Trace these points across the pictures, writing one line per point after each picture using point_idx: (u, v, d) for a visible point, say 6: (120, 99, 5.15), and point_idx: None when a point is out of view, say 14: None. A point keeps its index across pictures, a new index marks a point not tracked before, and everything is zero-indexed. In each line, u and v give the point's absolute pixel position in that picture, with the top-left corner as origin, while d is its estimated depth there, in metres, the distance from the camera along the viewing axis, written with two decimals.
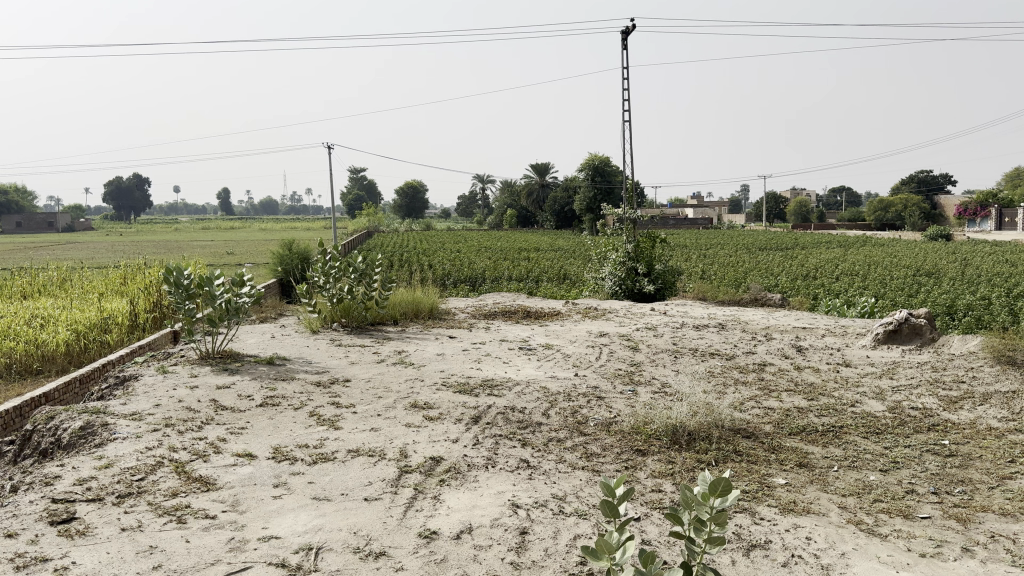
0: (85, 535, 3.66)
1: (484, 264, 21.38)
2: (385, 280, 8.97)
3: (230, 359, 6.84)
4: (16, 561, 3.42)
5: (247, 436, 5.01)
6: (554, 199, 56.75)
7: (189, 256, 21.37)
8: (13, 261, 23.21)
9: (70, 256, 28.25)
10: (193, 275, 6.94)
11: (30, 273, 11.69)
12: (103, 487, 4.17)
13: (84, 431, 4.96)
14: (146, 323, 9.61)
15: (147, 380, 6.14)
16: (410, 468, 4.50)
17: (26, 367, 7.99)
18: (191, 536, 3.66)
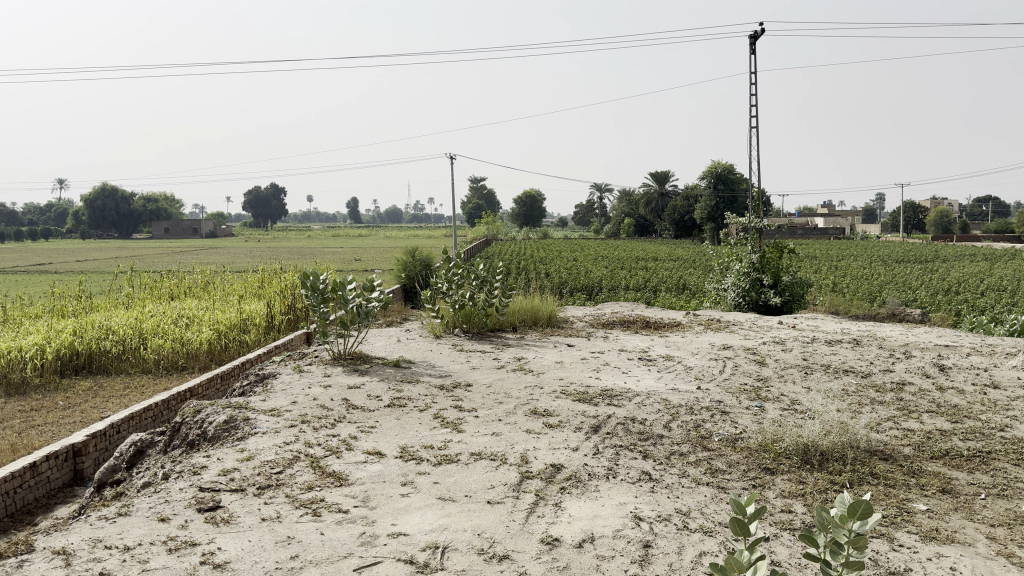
0: (229, 523, 3.89)
1: (602, 273, 21.34)
2: (506, 287, 9.07)
3: (360, 361, 7.10)
4: (168, 543, 3.68)
5: (376, 435, 5.18)
6: (673, 208, 55.88)
7: (320, 263, 22.48)
8: (163, 266, 25.02)
9: (215, 260, 30.38)
10: (328, 280, 7.25)
11: (178, 275, 12.56)
12: (245, 479, 4.41)
13: (228, 425, 5.28)
14: (281, 325, 10.14)
15: (284, 378, 6.47)
16: (531, 473, 4.53)
17: (172, 363, 8.60)
18: (325, 529, 3.82)
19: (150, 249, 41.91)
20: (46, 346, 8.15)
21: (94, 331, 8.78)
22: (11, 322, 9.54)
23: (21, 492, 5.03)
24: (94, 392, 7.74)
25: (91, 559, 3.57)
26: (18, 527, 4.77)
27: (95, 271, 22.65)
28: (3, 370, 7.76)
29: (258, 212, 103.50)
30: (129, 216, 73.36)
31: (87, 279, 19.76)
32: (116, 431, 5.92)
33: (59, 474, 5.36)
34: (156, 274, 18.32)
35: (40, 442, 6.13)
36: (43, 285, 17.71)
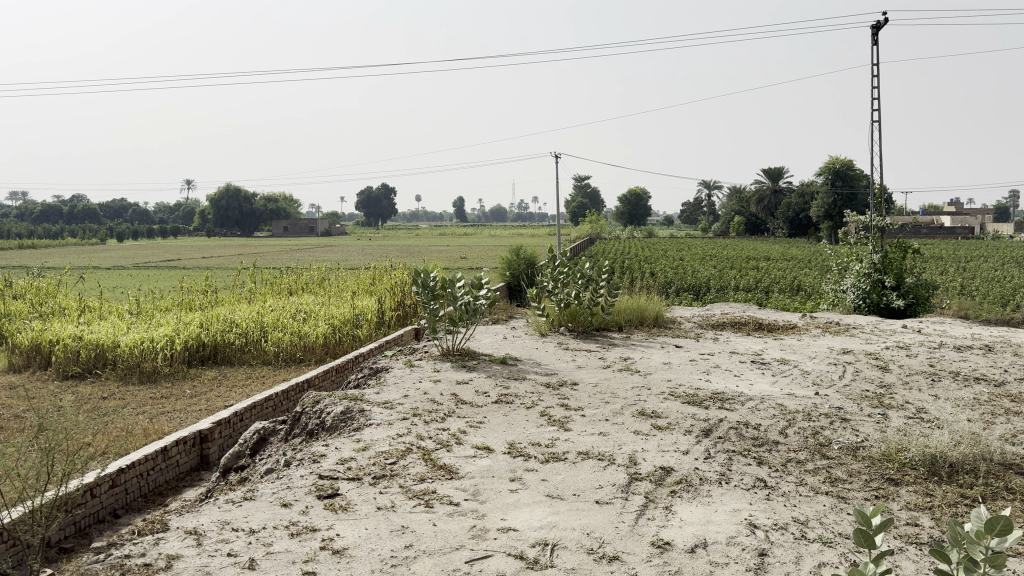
0: (347, 510, 4.03)
1: (710, 272, 20.89)
2: (612, 287, 9.00)
3: (467, 357, 7.21)
4: (291, 528, 3.85)
5: (485, 430, 5.25)
6: (788, 206, 54.01)
7: (428, 262, 23.01)
8: (283, 263, 26.11)
9: (328, 257, 31.70)
10: (438, 278, 7.40)
11: (296, 272, 13.09)
12: (361, 468, 4.56)
13: (345, 415, 5.48)
14: (391, 320, 10.41)
15: (395, 372, 6.65)
16: (640, 475, 4.47)
17: (291, 355, 8.99)
18: (438, 521, 3.90)
19: (273, 247, 43.87)
20: (176, 337, 8.65)
21: (219, 323, 9.28)
22: (144, 314, 10.18)
23: (154, 474, 5.37)
24: (218, 382, 8.17)
25: (220, 540, 3.77)
26: (151, 507, 5.09)
27: (220, 268, 23.99)
28: (137, 359, 8.27)
29: (369, 211, 106.54)
30: (251, 215, 77.03)
31: (213, 274, 20.92)
32: (239, 419, 6.23)
33: (187, 458, 5.70)
34: (277, 270, 19.13)
35: (170, 427, 6.53)
36: (175, 280, 18.87)
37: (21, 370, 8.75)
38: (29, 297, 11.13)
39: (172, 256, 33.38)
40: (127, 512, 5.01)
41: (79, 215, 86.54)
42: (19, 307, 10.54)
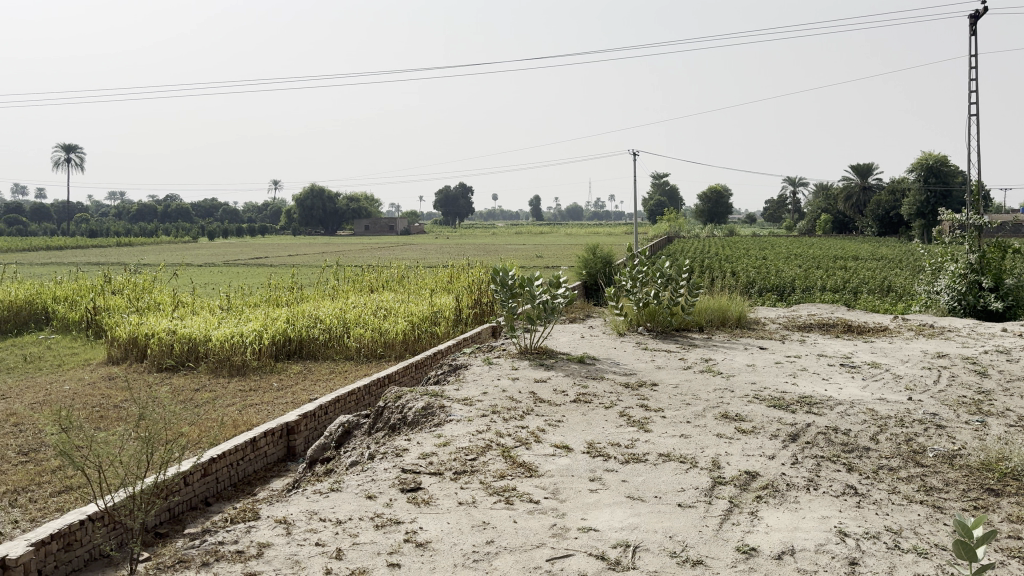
0: (429, 505, 4.10)
1: (795, 272, 20.34)
2: (693, 286, 8.85)
3: (545, 355, 7.22)
4: (375, 520, 3.94)
5: (564, 429, 5.25)
6: (877, 204, 52.13)
7: (505, 261, 23.15)
8: (365, 261, 26.61)
9: (407, 255, 32.38)
10: (517, 276, 7.44)
11: (377, 270, 13.35)
12: (442, 463, 4.62)
13: (426, 411, 5.56)
14: (468, 318, 10.52)
15: (475, 369, 6.72)
16: (724, 479, 4.38)
17: (372, 351, 9.18)
18: (518, 517, 3.92)
19: (357, 245, 44.71)
20: (264, 332, 8.95)
21: (304, 320, 9.55)
22: (234, 310, 10.57)
23: (244, 464, 5.56)
24: (303, 375, 8.42)
25: (308, 529, 3.89)
26: (241, 495, 5.28)
27: (305, 265, 24.70)
28: (227, 353, 8.58)
29: (447, 211, 107.59)
30: (334, 214, 78.86)
31: (299, 272, 21.54)
32: (324, 413, 6.41)
33: (275, 449, 5.89)
34: (359, 268, 19.57)
35: (258, 419, 6.76)
36: (263, 277, 19.51)
37: (120, 362, 9.20)
38: (128, 292, 11.68)
39: (259, 254, 34.57)
40: (219, 500, 5.21)
41: (170, 215, 90.51)
42: (119, 301, 11.08)
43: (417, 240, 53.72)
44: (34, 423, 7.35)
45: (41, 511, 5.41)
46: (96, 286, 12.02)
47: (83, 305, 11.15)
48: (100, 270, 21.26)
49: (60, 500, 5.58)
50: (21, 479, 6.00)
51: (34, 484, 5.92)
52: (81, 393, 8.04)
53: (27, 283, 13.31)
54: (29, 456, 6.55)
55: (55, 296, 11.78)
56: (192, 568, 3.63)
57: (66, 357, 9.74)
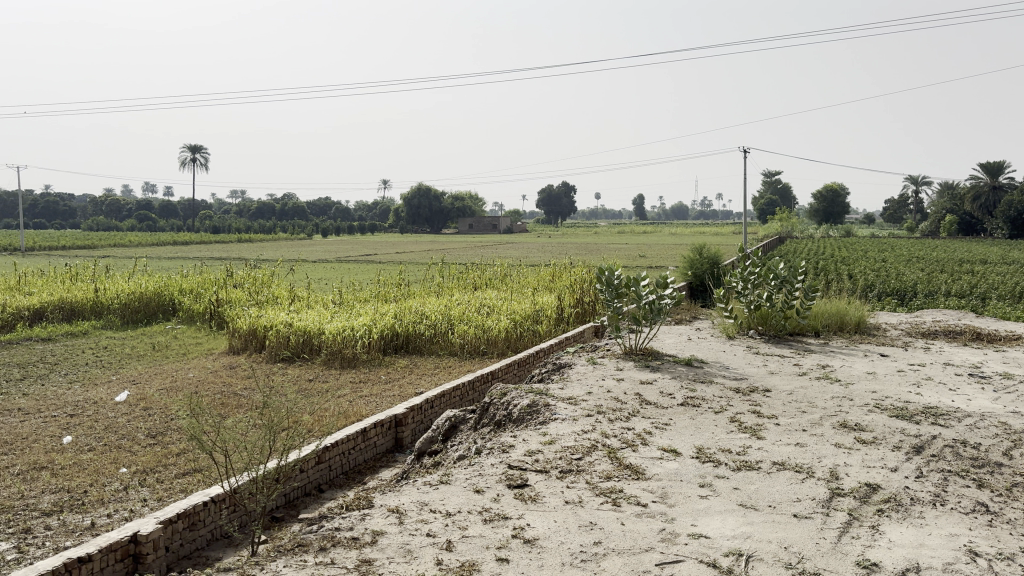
0: (536, 502, 4.12)
1: (917, 276, 19.35)
2: (808, 289, 8.55)
3: (651, 357, 7.13)
4: (483, 514, 4.00)
5: (671, 432, 5.17)
6: (1009, 204, 49.13)
7: (608, 261, 22.98)
8: (469, 259, 26.92)
9: (510, 253, 32.68)
10: (623, 276, 7.39)
11: (481, 267, 13.52)
12: (548, 461, 4.64)
13: (531, 408, 5.59)
14: (570, 317, 10.52)
15: (579, 369, 6.71)
16: (843, 491, 4.21)
17: (475, 347, 9.31)
18: (626, 520, 3.89)
19: (464, 243, 45.24)
20: (373, 326, 9.22)
21: (411, 315, 9.78)
22: (345, 304, 10.93)
23: (354, 454, 5.75)
24: (410, 370, 8.62)
25: (419, 520, 3.99)
26: (351, 483, 5.47)
27: (412, 263, 25.36)
28: (339, 346, 8.90)
29: (549, 211, 107.57)
30: (438, 214, 80.31)
31: (406, 269, 22.05)
32: (429, 406, 6.55)
33: (384, 440, 6.06)
34: (464, 266, 19.91)
35: (367, 411, 6.97)
36: (372, 274, 20.09)
37: (239, 352, 9.67)
38: (248, 286, 12.28)
39: (365, 250, 35.57)
40: (331, 488, 5.40)
41: (282, 212, 94.47)
42: (239, 295, 11.67)
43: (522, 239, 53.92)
44: (162, 407, 7.83)
45: (167, 491, 5.75)
46: (219, 280, 12.69)
47: (207, 298, 11.79)
48: (223, 265, 22.39)
49: (184, 482, 5.92)
50: (150, 460, 6.40)
51: (161, 465, 6.30)
52: (204, 381, 8.51)
53: (157, 275, 14.17)
54: (157, 439, 6.97)
55: (182, 288, 12.50)
56: (311, 552, 3.78)
57: (191, 347, 10.32)
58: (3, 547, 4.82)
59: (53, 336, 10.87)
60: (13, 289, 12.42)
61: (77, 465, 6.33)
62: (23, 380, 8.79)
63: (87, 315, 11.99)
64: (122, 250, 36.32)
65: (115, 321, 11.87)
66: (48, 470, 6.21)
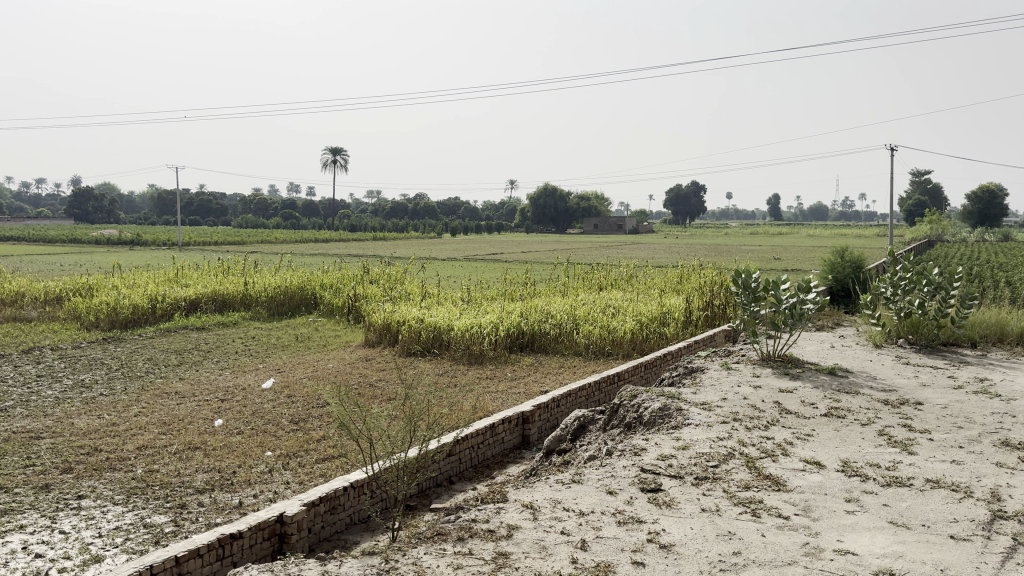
0: (672, 507, 4.06)
1: None
2: (966, 297, 8.00)
3: (790, 364, 6.88)
4: (617, 516, 3.98)
5: (814, 444, 4.96)
6: None
7: (739, 263, 22.31)
8: (596, 259, 26.75)
9: (637, 253, 32.37)
10: (761, 279, 7.16)
11: (607, 267, 13.44)
12: (683, 467, 4.56)
13: (663, 412, 5.51)
14: (699, 320, 10.29)
15: (713, 373, 6.55)
16: (1006, 513, 3.92)
17: (600, 348, 9.27)
18: (767, 532, 3.77)
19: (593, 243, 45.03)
20: (500, 324, 9.36)
21: (537, 315, 9.85)
22: (473, 302, 11.15)
23: (483, 448, 5.86)
24: (535, 368, 8.69)
25: (553, 517, 4.02)
26: (480, 477, 5.57)
27: (539, 262, 25.57)
28: (468, 342, 9.09)
29: (676, 211, 105.32)
30: (564, 214, 80.50)
31: (532, 268, 22.23)
32: (556, 405, 6.58)
33: (511, 436, 6.14)
34: (590, 266, 19.87)
35: (494, 407, 7.09)
36: (499, 273, 20.40)
37: (374, 345, 10.05)
38: (382, 282, 12.76)
39: (491, 249, 36.13)
40: (460, 480, 5.53)
41: (409, 211, 97.52)
42: (375, 290, 12.13)
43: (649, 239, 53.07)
44: (304, 394, 8.26)
45: (308, 475, 6.05)
46: (355, 276, 13.24)
47: (345, 292, 12.33)
48: (358, 263, 23.31)
49: (323, 467, 6.21)
50: (292, 445, 6.75)
51: (303, 450, 6.64)
52: (342, 372, 8.90)
53: (298, 270, 14.93)
54: (299, 425, 7.35)
55: (322, 283, 13.12)
56: (449, 541, 3.88)
57: (330, 339, 10.83)
58: (163, 520, 5.22)
59: (207, 326, 11.69)
60: (173, 280, 13.45)
61: (227, 447, 6.77)
62: (181, 365, 9.50)
63: (237, 306, 12.80)
64: (268, 247, 38.32)
65: (262, 312, 12.62)
66: (202, 450, 6.68)
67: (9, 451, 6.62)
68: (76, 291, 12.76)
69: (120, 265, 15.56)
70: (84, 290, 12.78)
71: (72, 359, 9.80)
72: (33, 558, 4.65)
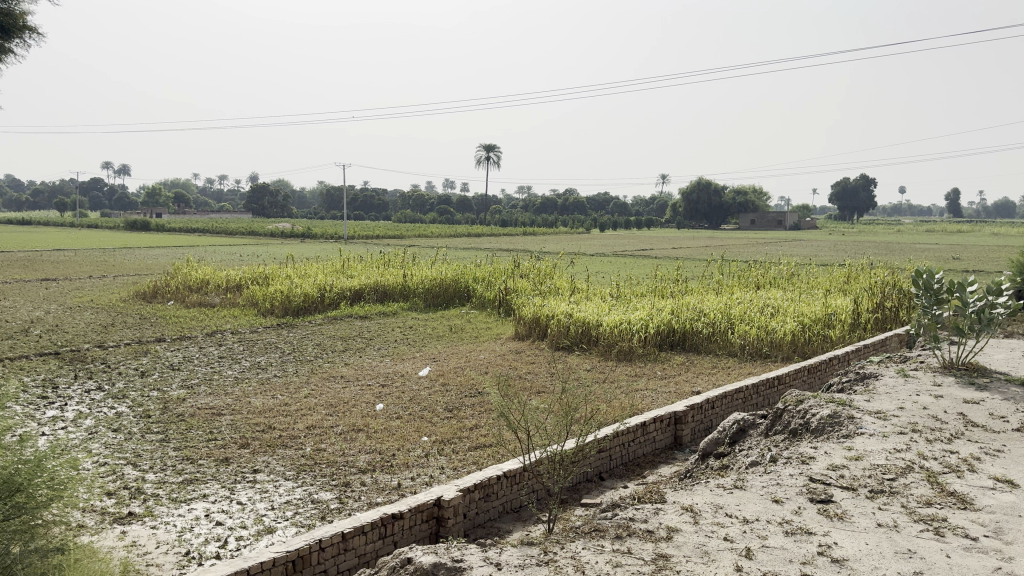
0: (844, 520, 3.86)
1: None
2: None
3: (976, 373, 6.35)
4: (784, 526, 3.83)
5: (1005, 461, 4.56)
6: None
7: (912, 265, 20.83)
8: (754, 257, 25.78)
9: (797, 251, 30.98)
10: (944, 280, 6.67)
11: (766, 266, 12.93)
12: (856, 478, 4.32)
13: (833, 419, 5.24)
14: (867, 322, 9.70)
15: (887, 381, 6.15)
16: None
17: (757, 349, 8.94)
18: (952, 553, 3.50)
19: (749, 241, 43.50)
20: (650, 321, 9.24)
21: (690, 312, 9.64)
22: (623, 298, 11.08)
23: (634, 446, 5.81)
24: (687, 367, 8.51)
25: (715, 522, 3.92)
26: (632, 475, 5.53)
27: (692, 258, 25.00)
28: (618, 339, 9.04)
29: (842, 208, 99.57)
30: (717, 209, 78.11)
31: (686, 265, 21.78)
32: (712, 407, 6.40)
33: (663, 436, 6.05)
34: (747, 262, 19.19)
35: (645, 405, 7.01)
36: (651, 270, 20.13)
37: (525, 338, 10.19)
38: (532, 277, 12.92)
39: (644, 245, 35.70)
40: (611, 477, 5.51)
41: (556, 206, 98.18)
42: (525, 284, 12.30)
43: (807, 236, 50.60)
44: (458, 383, 8.51)
45: (461, 461, 6.23)
46: (507, 269, 13.48)
47: (497, 286, 12.59)
48: (508, 258, 23.71)
49: (476, 455, 6.37)
50: (447, 432, 6.98)
51: (456, 437, 6.84)
52: (494, 363, 9.10)
53: (453, 263, 15.39)
54: (453, 413, 7.58)
55: (475, 276, 13.45)
56: (607, 538, 3.87)
57: (481, 331, 11.09)
58: (329, 496, 5.55)
59: (368, 315, 12.30)
60: (339, 271, 14.25)
61: (387, 430, 7.08)
62: (345, 352, 10.04)
63: (395, 297, 13.37)
64: (425, 241, 39.60)
65: (418, 303, 13.12)
66: (364, 432, 7.03)
67: (195, 425, 7.25)
68: (254, 279, 13.79)
69: (292, 257, 16.64)
70: (261, 278, 13.79)
71: (250, 342, 10.59)
72: (215, 525, 5.06)
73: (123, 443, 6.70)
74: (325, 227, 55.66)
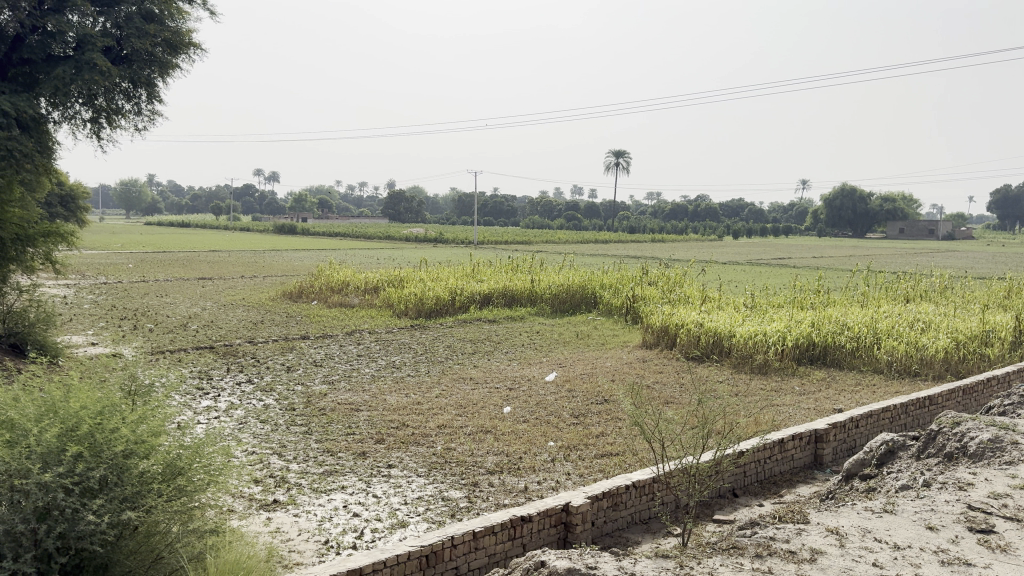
0: (1008, 553, 3.61)
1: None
2: None
3: None
4: (940, 555, 3.62)
5: None
6: None
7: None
8: (899, 270, 24.34)
9: (947, 264, 29.02)
10: None
11: (914, 278, 12.20)
12: (1022, 509, 4.03)
13: (994, 443, 4.89)
14: None
15: None
16: None
17: (905, 366, 8.46)
18: None
19: (895, 252, 41.18)
20: (788, 334, 8.93)
21: (831, 325, 9.24)
22: (758, 309, 10.76)
23: (770, 463, 5.64)
24: (826, 383, 8.17)
25: (863, 547, 3.75)
26: (768, 493, 5.37)
27: (832, 269, 23.91)
28: (752, 350, 8.79)
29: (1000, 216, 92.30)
30: (860, 217, 74.19)
31: (826, 276, 20.82)
32: (855, 426, 6.12)
33: (802, 454, 5.83)
34: (893, 274, 18.17)
35: (780, 420, 6.79)
36: (788, 280, 19.38)
37: (653, 347, 10.08)
38: (662, 284, 12.76)
39: (778, 254, 34.49)
40: (746, 494, 5.37)
41: (684, 213, 96.31)
42: (654, 292, 12.16)
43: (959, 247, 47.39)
44: (585, 390, 8.53)
45: (588, 468, 6.25)
46: (636, 277, 13.37)
47: (625, 293, 12.51)
48: (637, 264, 23.46)
49: (602, 462, 6.37)
50: (574, 438, 7.01)
51: (583, 444, 6.86)
52: (622, 371, 9.06)
53: (581, 270, 15.43)
54: (580, 419, 7.61)
55: (604, 283, 13.43)
56: (746, 556, 3.78)
57: (609, 338, 11.06)
58: (459, 495, 5.70)
59: (497, 318, 12.54)
60: (469, 275, 14.59)
61: (515, 433, 7.20)
62: (475, 354, 10.27)
63: (523, 302, 13.54)
64: (551, 246, 39.92)
65: (546, 308, 13.24)
66: (493, 434, 7.17)
67: (334, 419, 7.63)
68: (390, 282, 14.34)
69: (424, 260, 17.17)
70: (395, 281, 14.32)
71: (385, 342, 11.03)
72: (352, 516, 5.32)
73: (270, 434, 7.14)
74: (454, 232, 57.02)
